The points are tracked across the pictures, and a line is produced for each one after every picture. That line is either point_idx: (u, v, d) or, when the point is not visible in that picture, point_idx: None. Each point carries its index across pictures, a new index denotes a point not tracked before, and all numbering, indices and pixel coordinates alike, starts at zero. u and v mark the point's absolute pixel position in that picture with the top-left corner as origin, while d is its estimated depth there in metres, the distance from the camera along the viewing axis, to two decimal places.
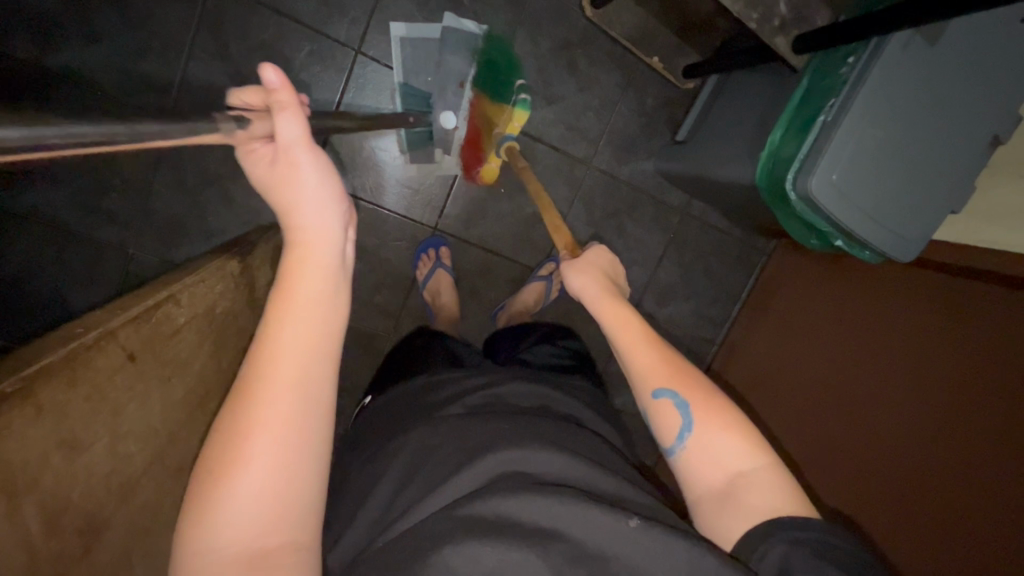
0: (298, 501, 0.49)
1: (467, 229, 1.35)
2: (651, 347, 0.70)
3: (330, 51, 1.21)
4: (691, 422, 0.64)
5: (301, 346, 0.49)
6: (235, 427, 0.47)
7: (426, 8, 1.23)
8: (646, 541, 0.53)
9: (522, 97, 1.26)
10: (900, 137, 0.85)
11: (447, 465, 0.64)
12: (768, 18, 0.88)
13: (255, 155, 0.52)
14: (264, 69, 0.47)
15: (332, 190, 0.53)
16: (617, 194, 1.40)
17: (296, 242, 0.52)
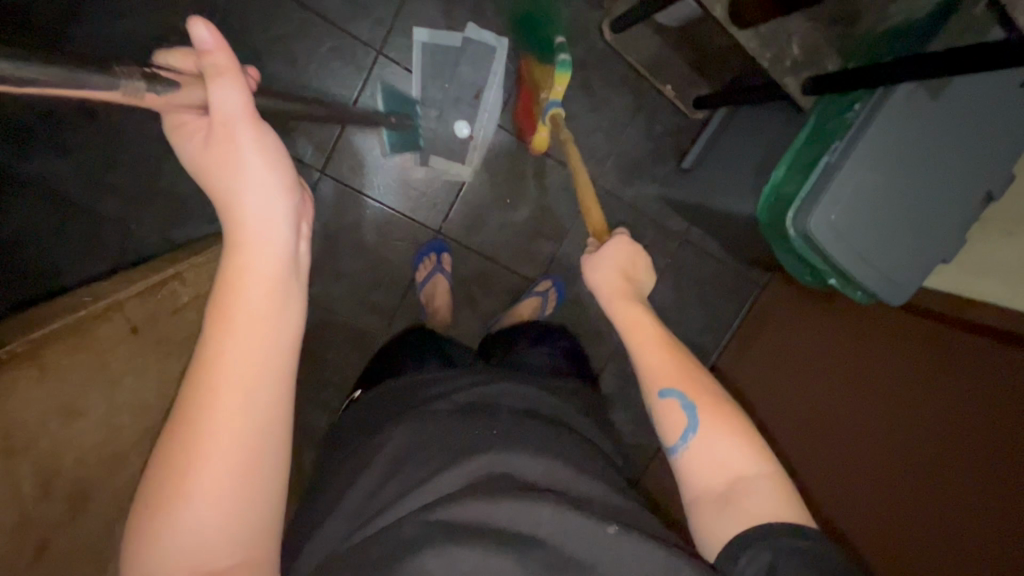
0: (249, 524, 0.50)
1: (469, 235, 1.37)
2: (664, 351, 0.73)
3: (351, 49, 1.22)
4: (696, 424, 0.66)
5: (243, 368, 0.49)
6: (177, 453, 0.47)
7: (450, 17, 1.26)
8: (620, 551, 0.57)
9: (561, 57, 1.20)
10: (900, 183, 0.88)
11: (422, 470, 0.65)
12: (781, 58, 0.91)
13: (186, 127, 0.52)
14: (195, 25, 0.47)
15: (279, 171, 0.53)
16: (619, 215, 1.42)
17: (239, 228, 0.51)
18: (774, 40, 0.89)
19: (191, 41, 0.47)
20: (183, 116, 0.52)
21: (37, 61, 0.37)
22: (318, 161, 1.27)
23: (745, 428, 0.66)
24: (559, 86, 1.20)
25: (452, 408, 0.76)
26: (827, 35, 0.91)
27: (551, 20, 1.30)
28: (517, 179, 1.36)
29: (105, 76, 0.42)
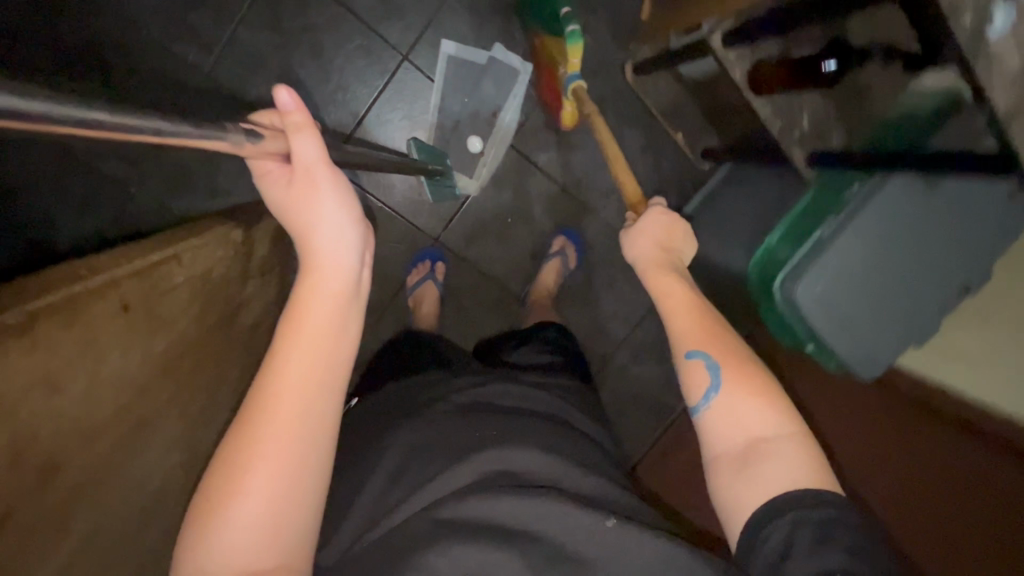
0: (296, 515, 0.58)
1: (466, 247, 1.38)
2: (693, 315, 0.75)
3: (378, 49, 1.24)
4: (719, 382, 0.68)
5: (300, 381, 0.58)
6: (238, 457, 0.55)
7: (479, 34, 1.28)
8: (623, 538, 0.64)
9: (569, 27, 1.03)
10: (889, 265, 0.91)
11: (433, 464, 0.71)
12: (791, 128, 0.92)
13: (271, 174, 0.61)
14: (278, 90, 0.55)
15: (349, 208, 0.62)
16: (615, 249, 1.45)
17: (316, 259, 0.62)
18: (789, 109, 0.90)
19: (275, 102, 0.55)
20: (267, 166, 0.61)
21: (167, 118, 0.41)
22: None
23: (767, 389, 0.67)
24: (573, 59, 1.05)
25: (455, 407, 0.80)
26: (836, 109, 0.91)
27: None
28: (523, 198, 1.38)
29: (217, 128, 0.47)
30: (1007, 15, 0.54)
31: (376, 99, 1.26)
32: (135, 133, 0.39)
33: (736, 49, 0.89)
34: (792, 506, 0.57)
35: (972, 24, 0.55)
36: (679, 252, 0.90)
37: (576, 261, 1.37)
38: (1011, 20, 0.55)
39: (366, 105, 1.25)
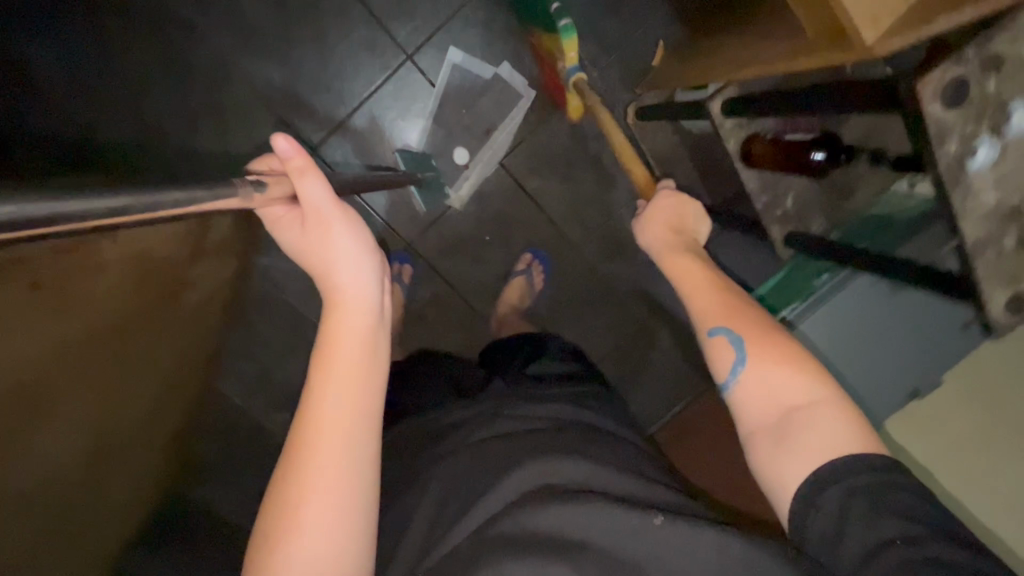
0: (353, 553, 0.56)
1: (438, 257, 1.36)
2: (713, 289, 0.70)
3: (383, 45, 1.21)
4: (746, 357, 0.63)
5: (343, 406, 0.57)
6: (290, 490, 0.55)
7: (489, 49, 1.26)
8: (675, 538, 0.58)
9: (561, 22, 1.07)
10: (846, 354, 0.95)
11: (479, 483, 0.67)
12: (774, 205, 0.93)
13: (284, 220, 0.60)
14: (277, 138, 0.54)
15: (361, 239, 0.61)
16: (588, 286, 1.44)
17: (338, 296, 0.60)
18: (774, 188, 0.91)
19: (274, 150, 0.54)
20: (276, 212, 0.60)
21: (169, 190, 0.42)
22: (314, 138, 1.23)
23: (799, 354, 0.63)
24: (567, 52, 1.09)
25: (484, 439, 0.74)
26: (819, 199, 0.93)
27: None
28: (505, 219, 1.36)
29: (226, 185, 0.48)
30: (990, 151, 0.55)
31: (373, 93, 1.23)
32: (134, 210, 0.39)
33: (734, 119, 0.90)
34: (836, 476, 0.53)
35: (956, 153, 0.55)
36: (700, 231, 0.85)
37: (540, 279, 1.36)
38: (993, 156, 0.55)
39: (362, 98, 1.22)
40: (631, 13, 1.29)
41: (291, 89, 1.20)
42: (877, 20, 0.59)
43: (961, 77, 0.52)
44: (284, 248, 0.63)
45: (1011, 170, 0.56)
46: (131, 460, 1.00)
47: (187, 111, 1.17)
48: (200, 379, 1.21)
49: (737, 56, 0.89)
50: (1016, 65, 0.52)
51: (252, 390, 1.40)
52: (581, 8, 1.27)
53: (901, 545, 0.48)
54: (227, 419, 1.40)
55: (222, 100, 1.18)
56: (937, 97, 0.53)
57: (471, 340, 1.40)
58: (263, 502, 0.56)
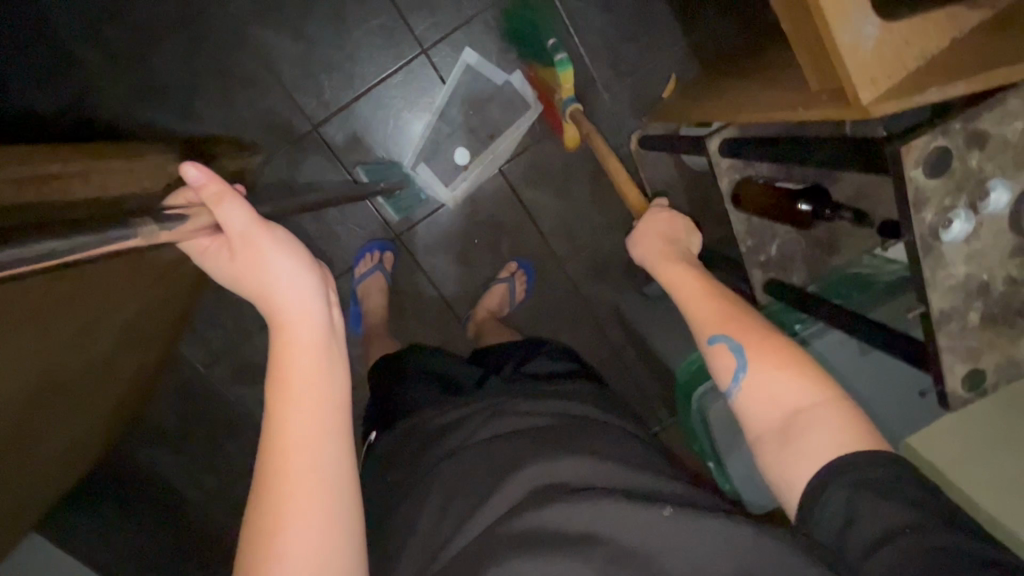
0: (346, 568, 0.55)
1: (425, 254, 1.35)
2: (710, 299, 0.69)
3: (399, 35, 1.21)
4: (747, 363, 0.63)
5: (307, 428, 0.56)
6: (265, 520, 0.53)
7: (504, 57, 1.26)
8: (681, 528, 0.57)
9: (559, 56, 1.18)
10: None
11: (478, 492, 0.66)
12: (757, 250, 0.93)
13: (210, 253, 0.57)
14: (185, 166, 0.51)
15: (296, 255, 0.57)
16: (569, 304, 1.44)
17: (282, 321, 0.57)
18: (760, 234, 0.92)
19: (185, 179, 0.52)
20: (201, 241, 0.56)
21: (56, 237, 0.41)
22: (317, 116, 1.23)
23: (803, 359, 0.62)
24: (563, 83, 1.18)
25: (491, 437, 0.73)
26: (804, 249, 0.94)
27: (592, 105, 1.32)
28: (497, 226, 1.36)
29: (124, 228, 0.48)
30: (965, 224, 0.55)
31: (382, 81, 1.23)
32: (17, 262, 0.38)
33: (730, 158, 0.90)
34: (841, 471, 0.53)
35: (932, 222, 0.55)
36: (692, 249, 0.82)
37: (522, 290, 1.36)
38: (967, 229, 0.56)
39: (370, 84, 1.22)
40: (649, 42, 1.30)
41: (302, 63, 1.19)
42: (876, 81, 0.59)
43: (944, 147, 0.53)
44: (218, 280, 0.59)
45: (983, 247, 0.57)
46: (76, 412, 0.97)
47: (193, 68, 1.16)
48: (164, 339, 1.19)
49: (742, 98, 0.90)
50: (998, 144, 0.54)
51: (215, 356, 1.36)
52: (601, 28, 1.27)
53: (908, 535, 0.47)
54: (186, 382, 1.37)
55: (230, 63, 1.17)
56: (920, 164, 0.53)
57: (446, 340, 1.40)
58: (240, 544, 0.55)
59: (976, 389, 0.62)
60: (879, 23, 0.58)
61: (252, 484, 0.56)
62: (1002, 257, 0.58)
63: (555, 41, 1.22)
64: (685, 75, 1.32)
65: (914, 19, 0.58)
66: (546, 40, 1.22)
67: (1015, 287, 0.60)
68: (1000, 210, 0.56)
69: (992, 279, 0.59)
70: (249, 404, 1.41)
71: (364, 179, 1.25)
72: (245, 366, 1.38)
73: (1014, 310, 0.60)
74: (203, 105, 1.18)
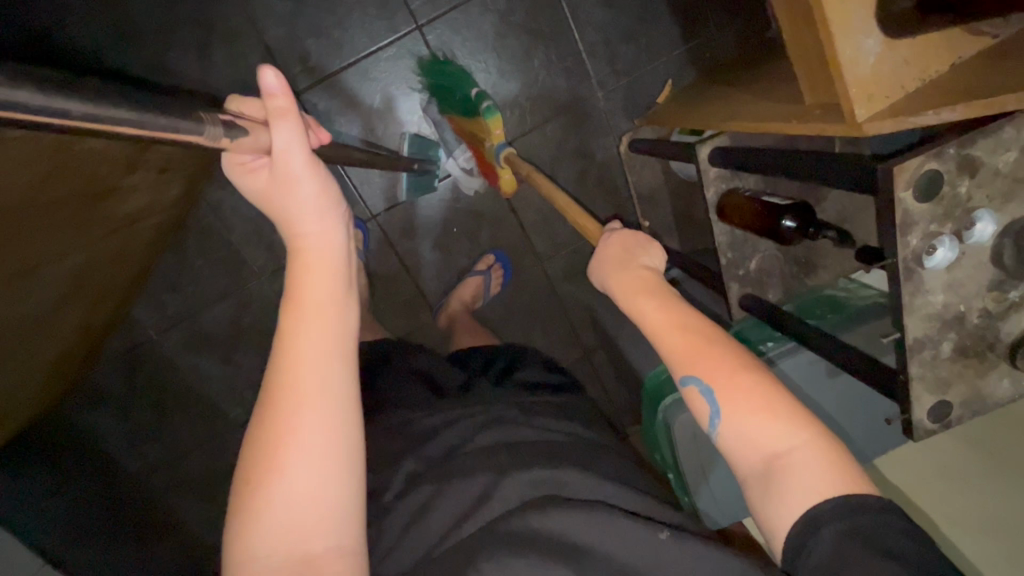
0: (344, 496, 0.53)
1: (401, 238, 1.30)
2: (681, 330, 0.60)
3: (394, 8, 1.16)
4: (719, 409, 0.55)
5: (318, 354, 0.53)
6: (268, 439, 0.51)
7: (500, 41, 1.21)
8: (678, 553, 0.56)
9: (485, 103, 1.10)
10: None
11: (469, 487, 0.62)
12: (738, 263, 0.92)
13: (246, 169, 0.51)
14: (261, 69, 0.47)
15: (329, 184, 0.53)
16: (543, 302, 1.42)
17: (298, 243, 0.54)
18: (741, 247, 0.91)
19: (258, 83, 0.48)
20: (242, 155, 0.51)
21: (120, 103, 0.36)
22: (301, 82, 1.18)
23: (777, 398, 0.54)
24: (492, 130, 1.12)
25: (491, 444, 0.68)
26: (784, 269, 0.93)
27: (585, 102, 1.29)
28: (478, 216, 1.33)
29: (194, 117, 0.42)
30: (949, 252, 0.54)
31: (374, 52, 1.18)
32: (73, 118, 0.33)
33: (718, 167, 0.88)
34: (831, 518, 0.47)
35: (917, 247, 0.54)
36: (652, 264, 0.69)
37: (497, 285, 1.32)
38: (950, 258, 0.55)
39: (362, 55, 1.17)
40: (648, 43, 1.27)
41: (287, 22, 1.13)
42: (871, 98, 0.58)
43: (935, 171, 0.52)
44: (246, 198, 0.54)
45: (962, 277, 0.57)
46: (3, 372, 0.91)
47: (170, 12, 1.09)
48: (115, 300, 1.13)
49: (736, 107, 0.88)
50: (989, 174, 0.53)
51: (170, 323, 1.30)
52: (601, 24, 1.24)
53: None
54: (136, 347, 1.30)
55: (211, 12, 1.11)
56: (910, 185, 0.52)
57: (415, 326, 1.38)
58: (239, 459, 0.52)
59: (940, 421, 0.61)
60: (882, 39, 0.56)
61: (256, 403, 0.53)
62: (981, 289, 0.57)
63: (480, 90, 1.13)
64: (680, 82, 1.31)
65: (917, 38, 0.57)
66: (471, 90, 1.13)
67: (989, 320, 0.59)
68: (983, 240, 0.55)
69: (968, 311, 0.58)
70: (202, 375, 1.35)
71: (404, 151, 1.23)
72: (202, 336, 1.32)
73: (986, 344, 0.60)
74: (179, 57, 1.12)
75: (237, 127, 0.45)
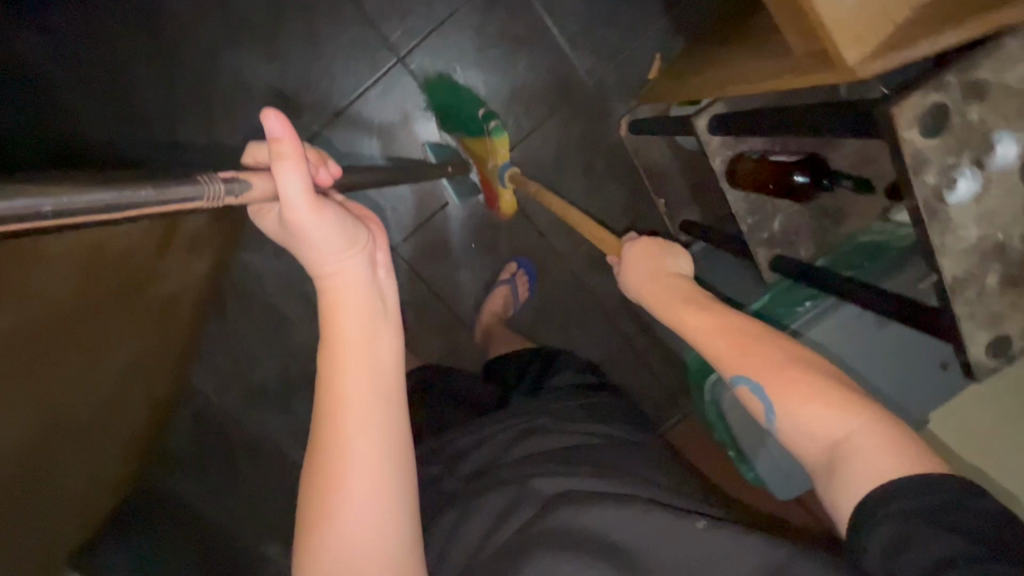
0: (392, 522, 0.54)
1: (424, 264, 1.33)
2: (727, 332, 0.57)
3: (375, 46, 1.19)
4: (773, 405, 0.54)
5: (358, 391, 0.53)
6: (319, 470, 0.53)
7: (482, 54, 1.23)
8: (721, 544, 0.54)
9: (493, 123, 1.16)
10: None
11: (502, 499, 0.63)
12: (761, 227, 0.89)
13: (266, 213, 0.53)
14: (264, 114, 0.46)
15: (344, 223, 0.52)
16: (575, 299, 1.41)
17: (326, 284, 0.54)
18: (761, 211, 0.89)
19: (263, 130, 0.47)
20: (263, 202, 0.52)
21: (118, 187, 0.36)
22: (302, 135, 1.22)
23: (821, 385, 0.53)
24: (499, 150, 1.17)
25: (526, 456, 0.69)
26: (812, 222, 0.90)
27: (577, 95, 1.28)
28: (493, 228, 1.35)
29: (189, 181, 0.41)
30: (971, 183, 0.52)
31: (364, 92, 1.21)
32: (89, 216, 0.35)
33: (720, 136, 0.87)
34: (891, 498, 0.45)
35: (935, 185, 0.52)
36: (684, 270, 0.68)
37: (525, 291, 1.33)
38: (974, 189, 0.52)
39: (353, 97, 1.21)
40: (628, 22, 1.26)
41: (278, 83, 1.18)
42: (859, 38, 0.55)
43: (940, 104, 0.50)
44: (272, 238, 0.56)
45: (992, 205, 0.53)
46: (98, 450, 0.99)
47: (175, 97, 1.17)
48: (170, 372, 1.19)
49: (729, 72, 0.86)
50: (999, 94, 0.50)
51: (226, 384, 1.36)
52: (577, 16, 1.24)
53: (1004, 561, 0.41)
54: (199, 413, 1.36)
55: (209, 88, 1.17)
56: (913, 123, 0.50)
57: (454, 347, 1.38)
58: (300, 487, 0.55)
59: (1002, 355, 0.58)
60: None
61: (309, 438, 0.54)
62: (1017, 212, 0.54)
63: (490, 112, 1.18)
64: (670, 53, 1.28)
65: None
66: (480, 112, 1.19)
67: None
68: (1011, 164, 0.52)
69: (1008, 238, 0.55)
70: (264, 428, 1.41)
71: (432, 158, 1.25)
72: (258, 392, 1.38)
73: None
74: (188, 136, 1.18)
75: (239, 181, 0.45)
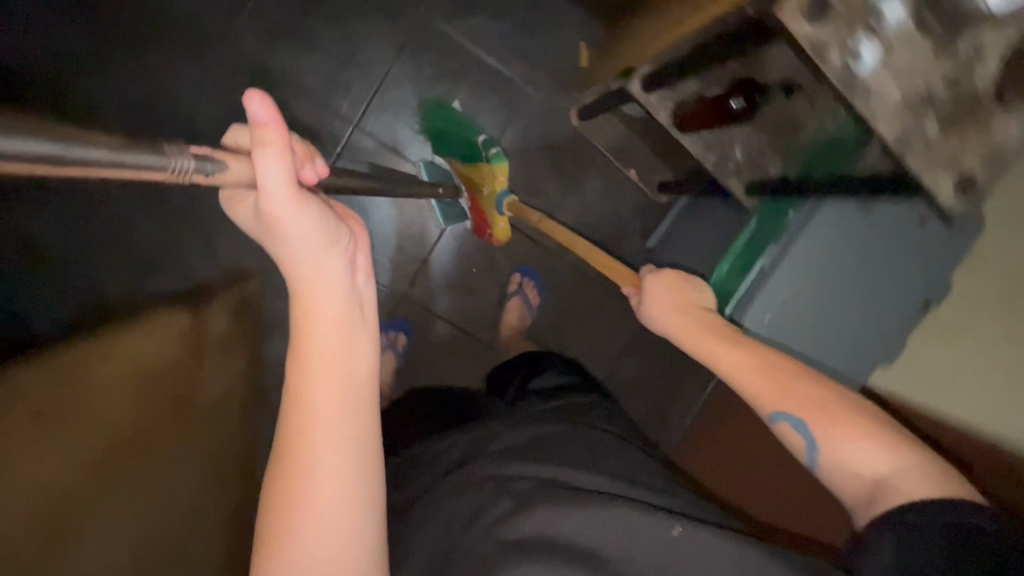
0: (358, 553, 0.48)
1: (435, 302, 1.39)
2: (763, 371, 0.63)
3: (330, 123, 1.29)
4: (816, 443, 0.59)
5: (327, 407, 0.47)
6: (281, 492, 0.47)
7: (426, 97, 1.32)
8: (693, 548, 0.55)
9: (494, 150, 1.22)
10: (842, 302, 0.90)
11: (465, 504, 0.62)
12: (724, 159, 0.95)
13: (239, 200, 0.49)
14: (250, 96, 0.41)
15: (323, 222, 0.48)
16: (584, 290, 1.45)
17: (297, 286, 0.49)
18: (719, 142, 0.94)
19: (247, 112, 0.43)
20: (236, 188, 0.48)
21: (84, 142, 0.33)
22: None
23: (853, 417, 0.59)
24: (500, 175, 1.22)
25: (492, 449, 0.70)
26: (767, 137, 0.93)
27: (522, 104, 1.36)
28: (487, 249, 1.41)
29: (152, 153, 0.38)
30: (871, 49, 0.56)
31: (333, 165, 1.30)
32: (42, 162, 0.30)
33: (658, 92, 0.93)
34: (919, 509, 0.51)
35: (840, 60, 0.56)
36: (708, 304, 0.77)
37: (535, 296, 1.38)
38: (877, 53, 0.56)
39: None
40: (547, 25, 1.34)
41: None
42: None
43: None
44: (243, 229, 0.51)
45: (903, 61, 0.58)
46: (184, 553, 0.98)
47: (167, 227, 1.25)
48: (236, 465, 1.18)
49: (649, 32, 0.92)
50: None
51: None
52: (499, 35, 1.33)
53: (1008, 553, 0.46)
54: None
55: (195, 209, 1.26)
56: (798, 15, 0.55)
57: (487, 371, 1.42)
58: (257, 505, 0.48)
59: (968, 191, 0.61)
60: None
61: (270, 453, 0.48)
62: (928, 60, 0.59)
63: (489, 137, 1.25)
64: (592, 39, 1.35)
65: None
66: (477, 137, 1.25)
67: (955, 80, 0.59)
68: (899, 22, 0.57)
69: (931, 85, 0.59)
70: None
71: (425, 175, 1.32)
72: None
73: (969, 100, 0.60)
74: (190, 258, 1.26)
75: (211, 160, 0.42)
